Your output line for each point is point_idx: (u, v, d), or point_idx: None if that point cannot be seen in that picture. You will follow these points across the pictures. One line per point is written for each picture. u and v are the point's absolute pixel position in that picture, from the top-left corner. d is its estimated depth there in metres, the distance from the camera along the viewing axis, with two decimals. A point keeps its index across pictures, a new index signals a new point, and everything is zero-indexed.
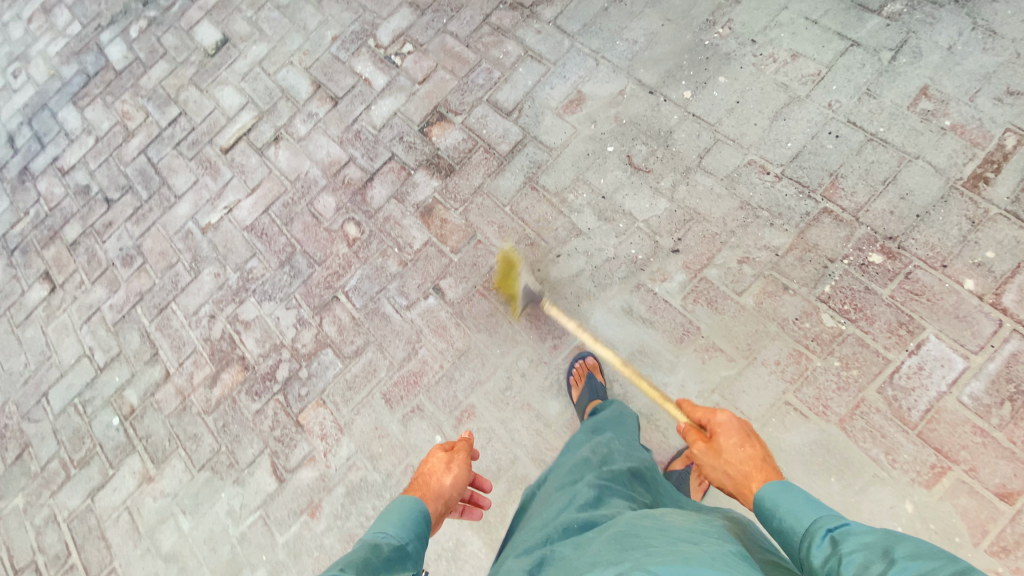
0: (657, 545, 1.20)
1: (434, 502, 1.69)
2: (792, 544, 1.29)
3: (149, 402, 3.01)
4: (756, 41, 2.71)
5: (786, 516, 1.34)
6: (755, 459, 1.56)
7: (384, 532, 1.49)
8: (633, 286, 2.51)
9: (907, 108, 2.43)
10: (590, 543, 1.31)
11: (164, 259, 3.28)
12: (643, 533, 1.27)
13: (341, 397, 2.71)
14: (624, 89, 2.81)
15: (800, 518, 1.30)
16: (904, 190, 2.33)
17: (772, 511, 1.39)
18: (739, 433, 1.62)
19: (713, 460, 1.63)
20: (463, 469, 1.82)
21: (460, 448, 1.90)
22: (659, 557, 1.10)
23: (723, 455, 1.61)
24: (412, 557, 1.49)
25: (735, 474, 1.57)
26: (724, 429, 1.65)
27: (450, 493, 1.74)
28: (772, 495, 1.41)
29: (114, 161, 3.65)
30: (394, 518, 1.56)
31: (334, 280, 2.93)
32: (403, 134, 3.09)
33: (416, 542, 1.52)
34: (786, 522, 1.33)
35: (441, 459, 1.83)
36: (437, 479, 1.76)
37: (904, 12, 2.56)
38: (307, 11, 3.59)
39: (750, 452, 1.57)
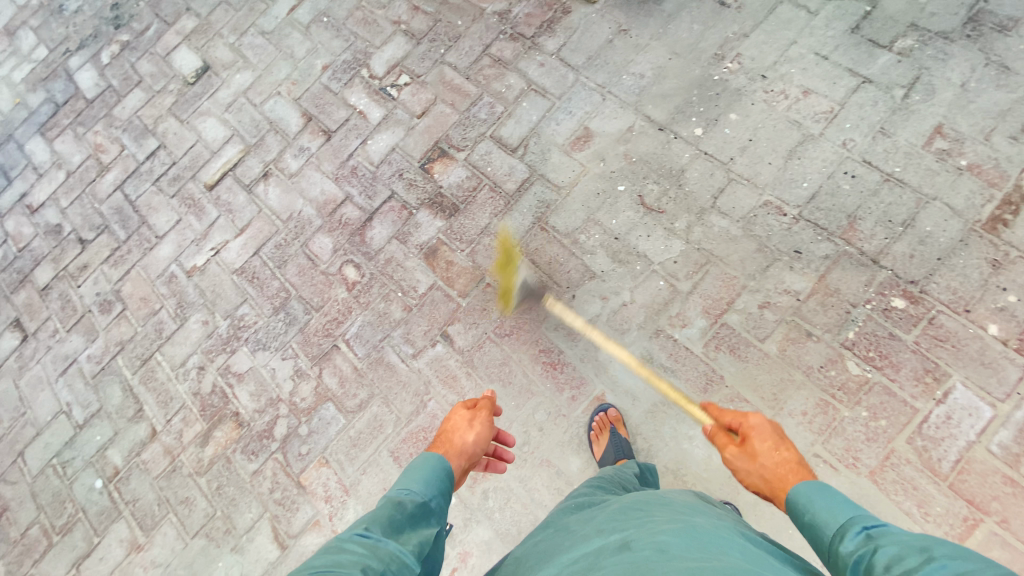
0: (659, 515, 1.39)
1: (457, 460, 1.63)
2: (819, 533, 1.30)
3: (134, 463, 2.80)
4: (766, 77, 2.66)
5: (818, 506, 1.34)
6: (790, 462, 1.49)
7: (408, 489, 1.47)
8: (652, 332, 2.43)
9: (922, 147, 2.41)
10: (594, 516, 1.50)
11: (147, 305, 3.07)
12: (644, 506, 1.46)
13: (344, 456, 2.55)
14: (633, 125, 2.73)
15: (833, 513, 1.29)
16: (922, 233, 2.30)
17: (804, 506, 1.37)
18: (777, 436, 1.55)
19: (747, 464, 1.56)
20: (487, 426, 1.73)
21: (482, 405, 1.80)
22: (663, 527, 1.30)
23: (759, 457, 1.53)
24: (436, 513, 1.49)
25: (766, 473, 1.51)
26: (758, 431, 1.56)
27: (474, 450, 1.67)
28: (805, 489, 1.39)
29: (88, 198, 3.42)
30: (416, 474, 1.53)
31: (334, 327, 2.76)
32: (403, 170, 2.96)
33: (440, 498, 1.51)
34: (818, 521, 1.32)
35: (463, 416, 1.74)
36: (460, 436, 1.67)
37: (915, 47, 2.55)
38: (294, 38, 3.41)
39: (788, 453, 1.50)
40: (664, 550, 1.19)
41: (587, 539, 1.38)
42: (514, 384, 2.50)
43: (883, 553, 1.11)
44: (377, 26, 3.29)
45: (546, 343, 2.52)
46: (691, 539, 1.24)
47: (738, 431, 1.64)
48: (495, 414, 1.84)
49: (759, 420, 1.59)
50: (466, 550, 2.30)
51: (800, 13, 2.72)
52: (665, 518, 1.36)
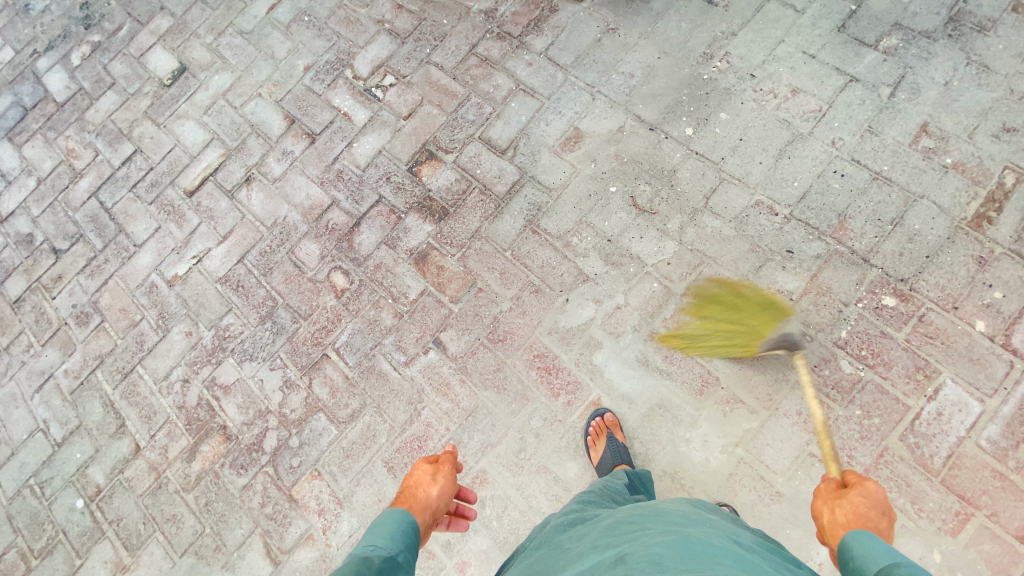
0: (653, 528, 1.38)
1: (421, 514, 1.58)
2: (863, 567, 1.25)
3: (118, 481, 2.71)
4: (755, 76, 2.65)
5: (874, 549, 1.27)
6: (870, 523, 1.39)
7: (373, 546, 1.42)
8: (647, 335, 2.42)
9: (910, 145, 2.43)
10: (588, 534, 1.48)
11: (126, 317, 2.97)
12: (636, 518, 1.45)
13: (337, 467, 2.49)
14: (623, 125, 2.71)
15: (887, 554, 1.24)
16: (911, 231, 2.32)
17: (860, 544, 1.30)
18: (880, 508, 1.41)
19: (828, 500, 1.50)
20: (450, 480, 1.69)
21: (444, 457, 1.76)
22: (656, 539, 1.29)
23: (842, 499, 1.47)
24: (404, 567, 1.43)
25: (838, 514, 1.44)
26: (865, 490, 1.45)
27: (437, 504, 1.61)
28: (863, 533, 1.33)
29: (60, 206, 3.29)
30: (382, 529, 1.48)
31: (323, 336, 2.70)
32: (390, 174, 2.90)
33: (407, 553, 1.46)
34: (867, 553, 1.27)
35: (426, 470, 1.69)
36: (424, 490, 1.63)
37: (900, 46, 2.56)
38: (274, 37, 3.32)
39: (877, 522, 1.38)
40: (657, 563, 1.19)
41: (582, 556, 1.36)
42: (508, 390, 2.47)
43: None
44: (360, 26, 3.21)
45: (540, 348, 2.50)
46: (684, 549, 1.23)
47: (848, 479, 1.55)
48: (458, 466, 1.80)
49: (877, 489, 1.45)
50: (464, 560, 2.28)
51: (786, 12, 2.72)
52: (658, 531, 1.34)
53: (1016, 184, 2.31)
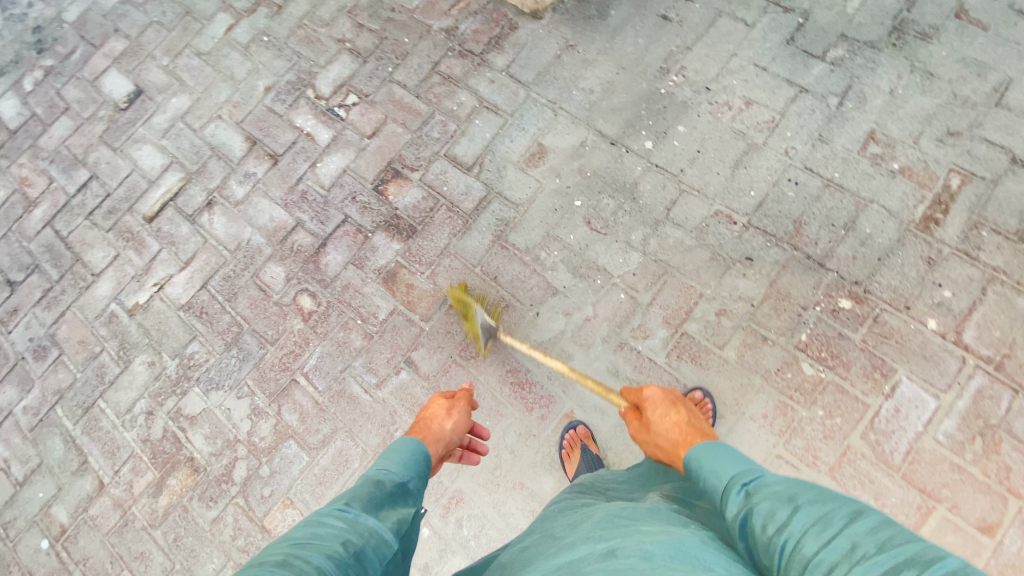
0: (650, 522, 1.33)
1: (435, 445, 1.75)
2: (709, 494, 1.38)
3: (82, 520, 2.60)
4: (710, 88, 2.73)
5: (708, 461, 1.43)
6: (676, 422, 1.70)
7: (386, 470, 1.52)
8: (616, 346, 2.45)
9: (858, 152, 2.53)
10: (583, 522, 1.45)
11: (86, 349, 2.87)
12: (633, 511, 1.41)
13: (311, 495, 2.45)
14: (585, 140, 2.76)
15: (720, 472, 1.38)
16: (863, 235, 2.41)
17: (697, 461, 1.45)
18: (665, 401, 1.80)
19: (648, 436, 1.75)
20: (463, 417, 1.89)
21: (459, 397, 1.98)
22: (653, 536, 1.25)
23: (654, 428, 1.73)
24: (414, 495, 1.52)
25: (665, 441, 1.67)
26: (652, 403, 1.82)
27: (450, 437, 1.80)
28: (697, 454, 1.48)
29: (15, 236, 3.17)
30: (395, 456, 1.58)
31: (291, 360, 2.66)
32: (356, 193, 2.88)
33: (417, 480, 1.56)
34: (708, 479, 1.40)
35: (442, 406, 1.90)
36: (438, 423, 1.82)
37: (846, 57, 2.67)
38: (233, 58, 3.27)
39: (672, 416, 1.72)
40: (649, 560, 1.16)
41: (574, 547, 1.33)
42: (482, 407, 2.47)
43: (761, 515, 1.21)
44: (321, 45, 3.20)
45: (512, 363, 2.50)
46: (679, 549, 1.19)
47: (642, 407, 1.86)
48: (471, 406, 2.02)
49: (654, 391, 1.87)
50: None
51: (738, 26, 2.81)
52: (654, 527, 1.30)
53: (961, 186, 2.42)
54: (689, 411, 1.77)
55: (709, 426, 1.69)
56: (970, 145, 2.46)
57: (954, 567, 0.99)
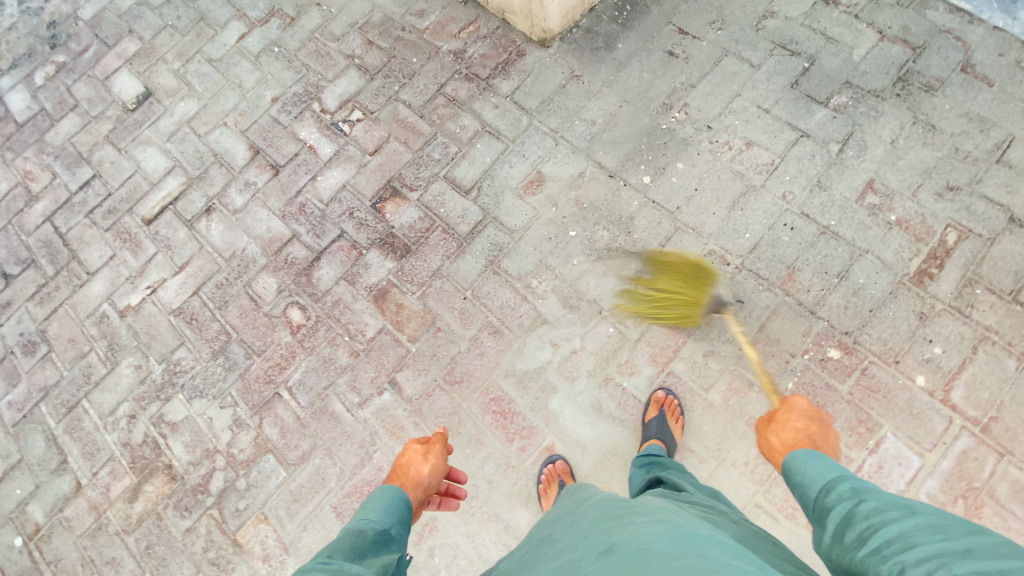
0: (640, 516, 1.39)
1: (414, 490, 1.80)
2: (805, 490, 1.49)
3: (56, 520, 2.59)
4: (711, 127, 2.74)
5: (811, 471, 1.50)
6: (802, 434, 1.68)
7: (367, 519, 1.57)
8: (601, 381, 2.44)
9: (856, 201, 2.52)
10: (579, 522, 1.49)
11: (74, 347, 2.87)
12: (625, 508, 1.46)
13: (285, 512, 2.43)
14: (584, 171, 2.76)
15: (823, 472, 1.47)
16: (855, 285, 2.40)
17: (801, 469, 1.52)
18: (806, 415, 1.72)
19: (764, 428, 1.77)
20: (440, 459, 1.93)
21: (435, 440, 2.02)
22: (645, 528, 1.29)
23: (775, 426, 1.74)
24: (395, 540, 1.59)
25: (778, 442, 1.70)
26: (789, 407, 1.77)
27: (428, 482, 1.84)
28: (800, 454, 1.56)
29: (14, 230, 3.20)
30: (376, 505, 1.63)
31: (276, 373, 2.65)
32: (353, 209, 2.89)
33: (398, 526, 1.62)
34: (808, 472, 1.50)
35: (417, 451, 1.92)
36: (416, 469, 1.85)
37: (849, 104, 2.68)
38: (243, 66, 3.31)
39: (803, 429, 1.68)
40: (645, 550, 1.20)
41: (573, 545, 1.36)
42: (463, 434, 2.45)
43: (869, 507, 1.29)
44: (330, 59, 3.23)
45: (496, 391, 2.49)
46: (671, 538, 1.24)
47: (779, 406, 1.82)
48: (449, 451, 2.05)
49: (801, 402, 1.77)
50: None
51: (743, 67, 2.82)
52: (646, 520, 1.34)
53: (957, 242, 2.40)
54: (827, 436, 1.69)
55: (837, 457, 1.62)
56: (969, 201, 2.45)
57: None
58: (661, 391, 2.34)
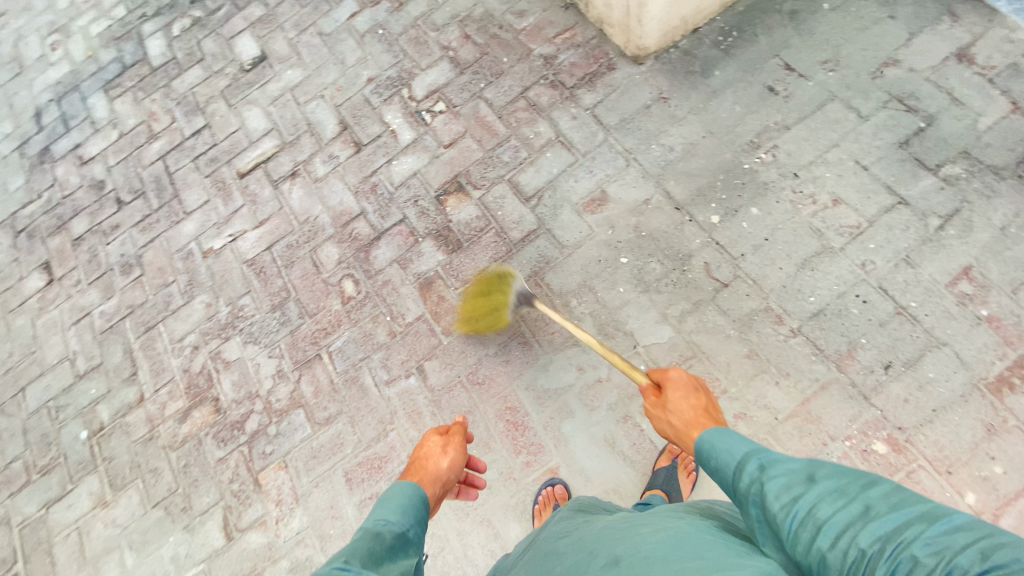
0: (644, 523, 1.35)
1: (432, 486, 1.69)
2: (721, 470, 1.36)
3: (119, 423, 2.97)
4: (798, 175, 2.55)
5: (724, 442, 1.39)
6: (695, 409, 1.61)
7: (385, 520, 1.47)
8: (619, 417, 2.38)
9: (946, 286, 2.25)
10: (584, 533, 1.44)
11: (161, 276, 3.24)
12: (631, 517, 1.41)
13: (303, 464, 2.63)
14: (650, 199, 2.68)
15: (734, 451, 1.34)
16: (923, 379, 2.16)
17: (709, 449, 1.42)
18: (689, 387, 1.66)
19: (660, 412, 1.69)
20: (460, 452, 1.81)
21: (456, 431, 1.90)
22: (650, 536, 1.26)
23: (669, 408, 1.65)
24: (414, 543, 1.50)
25: (677, 422, 1.63)
26: (674, 384, 1.68)
27: (447, 476, 1.74)
28: (709, 434, 1.43)
29: (133, 162, 3.63)
30: (394, 503, 1.53)
31: (321, 337, 2.85)
32: (419, 197, 3.00)
33: (417, 528, 1.52)
34: (716, 453, 1.38)
35: (436, 442, 1.82)
36: (434, 462, 1.75)
37: (962, 176, 2.38)
38: (348, 44, 3.50)
39: (694, 402, 1.62)
40: (648, 558, 1.18)
41: (582, 562, 1.30)
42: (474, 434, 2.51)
43: (775, 486, 1.17)
44: (427, 48, 3.33)
45: (514, 401, 2.52)
46: (672, 539, 1.22)
47: (659, 384, 1.74)
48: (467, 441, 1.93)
49: (678, 374, 1.70)
50: None
51: (849, 116, 2.59)
52: (648, 526, 1.32)
53: None
54: (710, 399, 1.67)
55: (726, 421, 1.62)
56: None
57: (962, 521, 0.96)
58: (678, 442, 2.26)
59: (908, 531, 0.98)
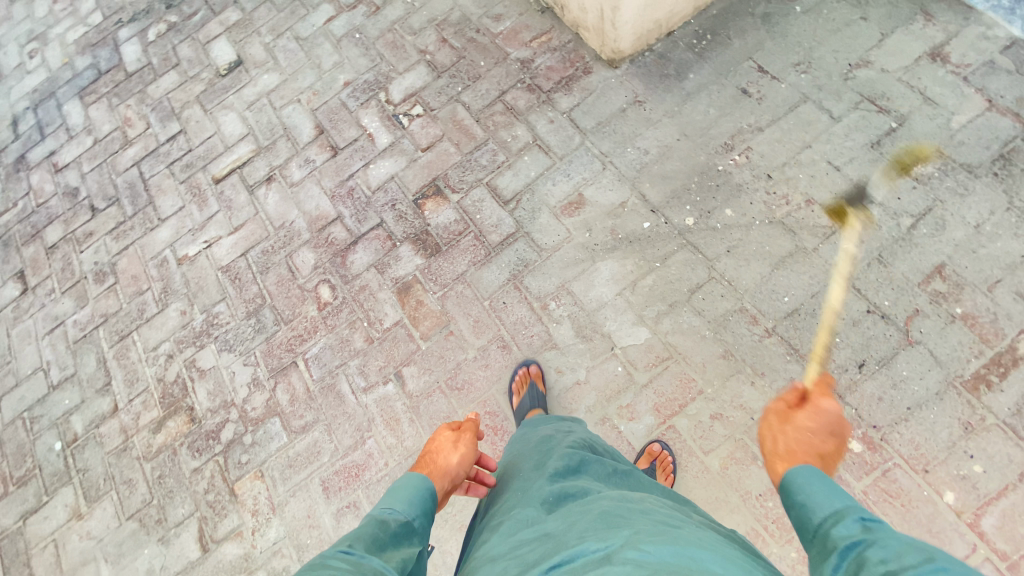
0: (640, 523, 1.25)
1: (441, 481, 1.64)
2: (805, 513, 1.19)
3: (92, 434, 2.91)
4: (771, 177, 2.57)
5: (814, 492, 1.21)
6: (816, 452, 1.33)
7: (392, 509, 1.50)
8: (598, 420, 2.38)
9: (918, 285, 2.28)
10: (574, 517, 1.34)
11: (136, 284, 3.19)
12: (624, 512, 1.31)
13: (279, 474, 2.59)
14: (626, 201, 2.68)
15: (827, 498, 1.18)
16: (897, 377, 2.19)
17: (800, 487, 1.23)
18: (828, 429, 1.34)
19: (774, 419, 1.42)
20: (470, 449, 1.76)
21: (467, 428, 1.85)
22: (645, 537, 1.18)
23: (789, 424, 1.37)
24: (418, 532, 1.51)
25: (780, 443, 1.37)
26: (816, 414, 1.35)
27: (457, 471, 1.69)
28: (803, 471, 1.25)
29: (108, 168, 3.58)
30: (401, 493, 1.56)
31: (297, 343, 2.81)
32: (396, 202, 2.98)
33: (422, 518, 1.54)
34: (808, 494, 1.21)
35: (448, 438, 1.77)
36: (444, 457, 1.70)
37: (934, 176, 2.41)
38: (325, 48, 3.48)
39: (821, 448, 1.32)
40: (643, 563, 1.08)
41: (570, 545, 1.22)
42: None
43: (881, 550, 1.00)
44: (404, 52, 3.32)
45: (492, 406, 2.51)
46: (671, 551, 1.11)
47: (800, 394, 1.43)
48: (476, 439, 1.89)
49: (830, 407, 1.35)
50: None
51: (821, 117, 2.62)
52: (647, 530, 1.21)
53: None
54: (838, 454, 1.36)
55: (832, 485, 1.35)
56: None
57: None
58: (657, 444, 2.24)
59: None
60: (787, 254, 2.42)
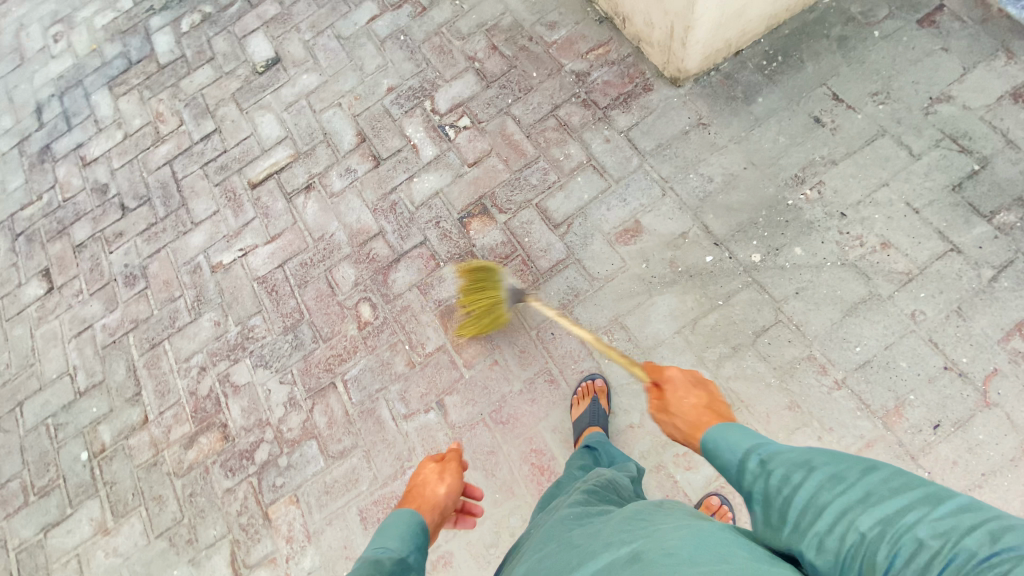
0: (664, 520, 1.21)
1: (431, 513, 1.67)
2: (722, 466, 1.34)
3: (120, 445, 2.84)
4: (845, 215, 2.42)
5: (725, 452, 1.33)
6: (699, 409, 1.50)
7: (384, 547, 1.48)
8: (652, 466, 2.28)
9: (997, 342, 2.15)
10: (598, 525, 1.30)
11: (167, 290, 3.10)
12: (650, 514, 1.27)
13: (315, 500, 2.52)
14: (687, 232, 2.55)
15: (732, 449, 1.32)
16: (972, 441, 2.06)
17: (715, 453, 1.35)
18: (685, 385, 1.55)
19: (664, 416, 1.59)
20: (457, 478, 1.79)
21: (451, 457, 1.88)
22: (671, 532, 1.13)
23: (670, 411, 1.55)
24: (415, 569, 1.48)
25: (681, 426, 1.52)
26: (669, 387, 1.57)
27: (445, 501, 1.71)
28: (708, 434, 1.39)
29: (138, 165, 3.47)
30: (393, 531, 1.54)
31: (336, 363, 2.72)
32: (440, 219, 2.86)
33: (417, 554, 1.51)
34: (719, 453, 1.34)
35: (432, 470, 1.79)
36: (431, 489, 1.72)
37: (1019, 225, 2.27)
38: (368, 50, 3.33)
39: (697, 402, 1.51)
40: (673, 555, 1.05)
41: (595, 551, 1.18)
42: (496, 477, 2.40)
43: (776, 478, 1.18)
44: (451, 58, 3.17)
45: (538, 443, 2.42)
46: (698, 540, 1.08)
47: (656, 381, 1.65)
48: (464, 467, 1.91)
49: (675, 371, 1.59)
50: None
51: (900, 153, 2.46)
52: (671, 523, 1.18)
53: None
54: (714, 393, 1.56)
55: (733, 414, 1.51)
56: None
57: (967, 503, 0.95)
58: (715, 497, 2.15)
59: (909, 513, 0.96)
60: (859, 300, 2.29)
